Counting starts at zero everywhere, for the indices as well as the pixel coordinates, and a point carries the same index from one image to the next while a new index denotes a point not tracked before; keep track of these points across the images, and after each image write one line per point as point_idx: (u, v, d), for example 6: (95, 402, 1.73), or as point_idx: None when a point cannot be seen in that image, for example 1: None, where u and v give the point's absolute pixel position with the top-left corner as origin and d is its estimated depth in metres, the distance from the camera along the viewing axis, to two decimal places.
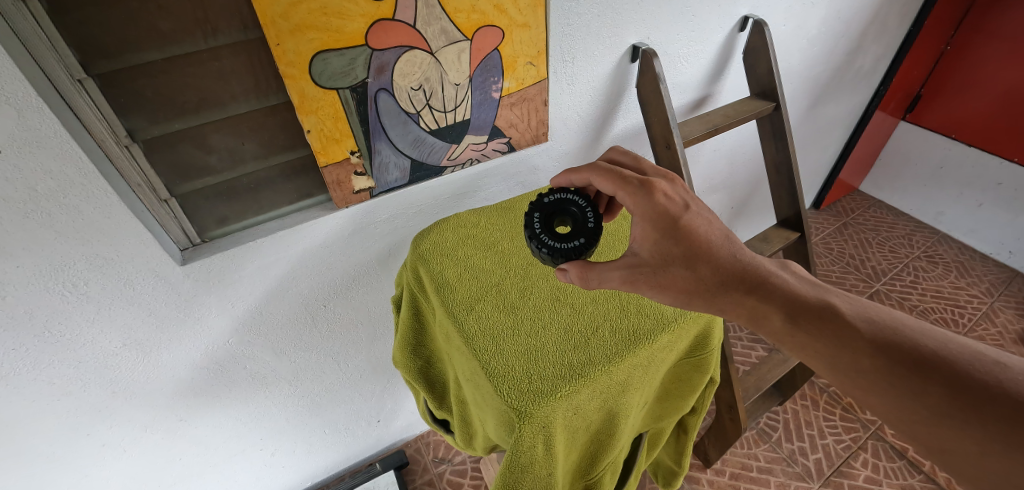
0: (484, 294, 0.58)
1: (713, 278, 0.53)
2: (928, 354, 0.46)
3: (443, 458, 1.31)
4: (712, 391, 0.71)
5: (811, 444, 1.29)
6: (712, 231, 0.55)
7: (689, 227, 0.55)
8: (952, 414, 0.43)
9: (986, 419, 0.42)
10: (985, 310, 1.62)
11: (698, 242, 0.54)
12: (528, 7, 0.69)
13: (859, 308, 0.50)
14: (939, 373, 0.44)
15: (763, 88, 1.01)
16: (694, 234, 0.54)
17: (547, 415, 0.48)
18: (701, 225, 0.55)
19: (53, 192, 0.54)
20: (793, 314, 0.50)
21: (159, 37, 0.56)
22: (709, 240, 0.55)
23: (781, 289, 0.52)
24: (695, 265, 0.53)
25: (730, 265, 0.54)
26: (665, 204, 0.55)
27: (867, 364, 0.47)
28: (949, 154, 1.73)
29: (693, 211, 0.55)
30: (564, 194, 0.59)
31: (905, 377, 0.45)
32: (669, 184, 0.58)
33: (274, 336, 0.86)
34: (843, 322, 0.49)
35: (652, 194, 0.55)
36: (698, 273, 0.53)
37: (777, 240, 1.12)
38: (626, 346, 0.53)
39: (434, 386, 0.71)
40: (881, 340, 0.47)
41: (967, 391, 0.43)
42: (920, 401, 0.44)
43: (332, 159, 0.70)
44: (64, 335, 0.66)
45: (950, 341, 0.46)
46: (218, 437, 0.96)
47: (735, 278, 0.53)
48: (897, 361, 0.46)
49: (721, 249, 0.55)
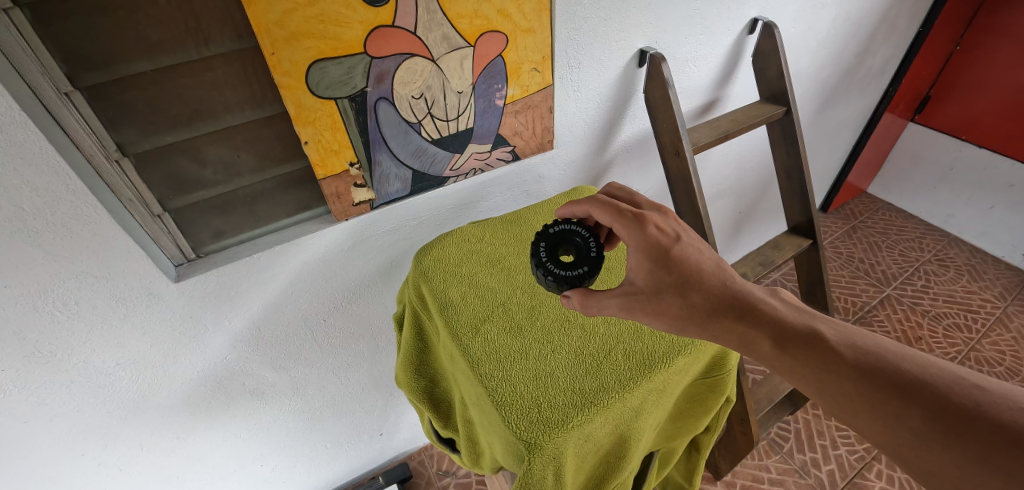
0: (490, 315, 0.56)
1: (705, 304, 0.50)
2: (908, 378, 0.43)
3: (447, 471, 1.28)
4: (727, 410, 0.68)
5: (824, 454, 1.26)
6: (705, 260, 0.53)
7: (682, 257, 0.52)
8: (934, 438, 0.41)
9: (966, 442, 0.40)
10: (999, 315, 1.59)
11: (690, 270, 0.52)
12: (532, 12, 0.67)
13: (845, 336, 0.47)
14: (920, 396, 0.42)
15: (774, 92, 0.99)
16: (687, 264, 0.52)
17: (558, 447, 0.45)
18: (694, 254, 0.53)
19: (39, 210, 0.52)
20: (781, 339, 0.48)
21: (148, 47, 0.53)
22: (700, 268, 0.52)
23: (770, 315, 0.49)
24: (687, 293, 0.51)
25: (722, 291, 0.51)
26: (655, 237, 0.53)
27: (851, 388, 0.44)
28: (960, 155, 1.69)
29: (686, 242, 0.53)
30: (569, 225, 0.57)
31: (886, 400, 0.43)
32: (661, 215, 0.56)
33: (273, 352, 0.83)
34: (827, 348, 0.46)
35: (643, 226, 0.53)
36: (690, 301, 0.50)
37: (789, 248, 1.09)
38: (641, 370, 0.50)
39: (439, 405, 0.69)
40: (864, 365, 0.45)
41: (946, 414, 0.41)
42: (902, 424, 0.42)
43: (330, 171, 0.67)
44: (55, 355, 0.64)
45: (930, 365, 0.44)
46: (218, 454, 0.94)
47: (726, 304, 0.50)
48: (880, 386, 0.44)
49: (712, 276, 0.52)
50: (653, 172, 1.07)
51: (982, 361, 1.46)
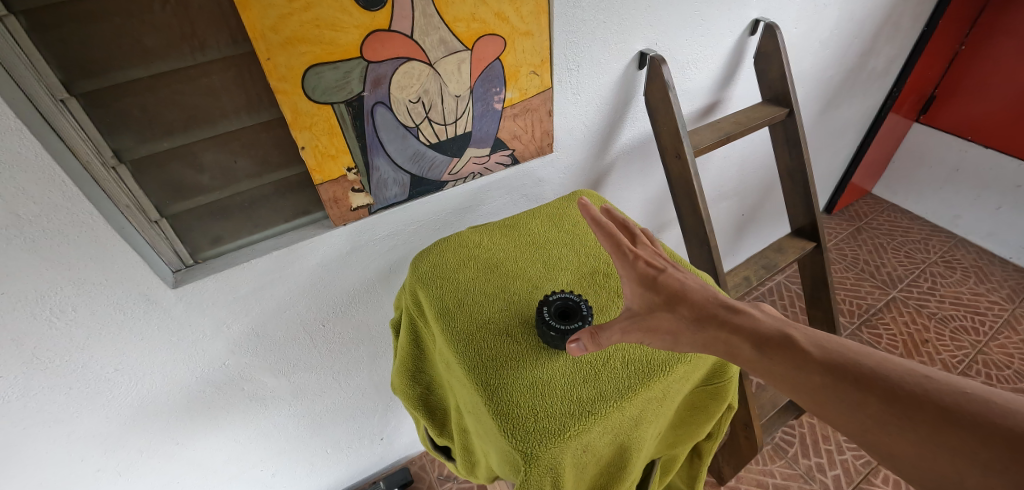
0: (487, 322, 0.55)
1: (693, 316, 0.50)
2: (865, 369, 0.43)
3: (448, 476, 1.27)
4: (729, 417, 0.67)
5: (829, 459, 1.24)
6: (690, 284, 0.52)
7: (669, 283, 0.52)
8: (891, 423, 0.40)
9: (918, 424, 0.39)
10: (1007, 318, 1.56)
11: (679, 292, 0.51)
12: (530, 15, 0.66)
13: (812, 336, 0.47)
14: (876, 384, 0.42)
15: (776, 93, 0.98)
16: (676, 287, 0.51)
17: (556, 457, 0.45)
18: (682, 280, 0.52)
19: (36, 217, 0.52)
20: (761, 343, 0.47)
21: (144, 53, 0.53)
22: (687, 287, 0.52)
23: (747, 321, 0.48)
24: (676, 307, 0.50)
25: (709, 305, 0.50)
26: (643, 268, 0.52)
27: (815, 381, 0.44)
28: (966, 156, 1.68)
29: (672, 272, 0.53)
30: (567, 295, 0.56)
31: (845, 390, 0.43)
32: (650, 251, 0.56)
33: (272, 357, 0.83)
34: (796, 347, 0.46)
35: (632, 257, 0.53)
36: (680, 314, 0.50)
37: (792, 251, 1.07)
38: (640, 379, 0.49)
39: (434, 413, 0.68)
40: (828, 359, 0.44)
41: (899, 401, 0.41)
42: (862, 411, 0.41)
43: (327, 176, 0.67)
44: (52, 362, 0.64)
45: (882, 357, 0.44)
46: (218, 459, 0.93)
47: (710, 312, 0.49)
48: (842, 377, 0.43)
49: (700, 294, 0.51)
50: (654, 175, 1.06)
51: (990, 364, 1.44)
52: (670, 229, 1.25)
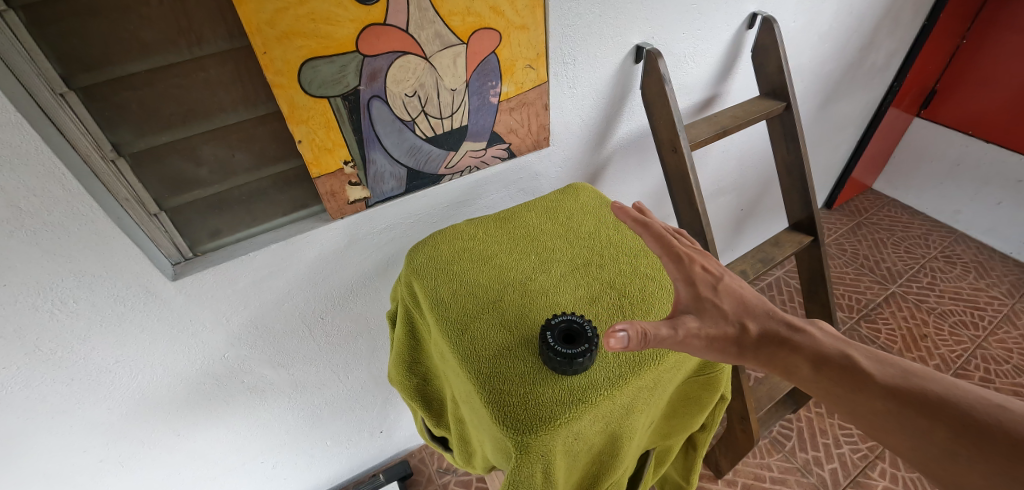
0: (481, 312, 0.56)
1: (756, 333, 0.54)
2: (933, 397, 0.48)
3: (447, 469, 1.28)
4: (722, 407, 0.68)
5: (827, 453, 1.25)
6: (748, 296, 0.56)
7: (727, 291, 0.55)
8: (959, 451, 0.45)
9: (989, 454, 0.44)
10: (1007, 313, 1.56)
11: (739, 304, 0.55)
12: (525, 8, 0.67)
13: (877, 361, 0.52)
14: (944, 413, 0.46)
15: (773, 87, 0.97)
16: (733, 296, 0.55)
17: (546, 444, 0.46)
18: (741, 291, 0.56)
19: (36, 209, 0.52)
20: (819, 363, 0.52)
21: (141, 47, 0.54)
22: (744, 296, 0.56)
23: (808, 344, 0.53)
24: (739, 320, 0.54)
25: (770, 321, 0.55)
26: (701, 275, 0.55)
27: (881, 405, 0.49)
28: (967, 150, 1.67)
29: (728, 281, 0.56)
30: (566, 315, 0.53)
31: (912, 415, 0.47)
32: (700, 252, 0.58)
33: (272, 350, 0.84)
34: (859, 371, 0.51)
35: (686, 261, 0.55)
36: (744, 329, 0.54)
37: (790, 244, 1.08)
38: (630, 367, 0.50)
39: (431, 404, 0.69)
40: (892, 385, 0.49)
41: (967, 430, 0.45)
42: (929, 438, 0.46)
43: (324, 170, 0.67)
44: (55, 353, 0.65)
45: (952, 386, 0.48)
46: (219, 451, 0.95)
47: (771, 331, 0.54)
48: (906, 403, 0.48)
49: (759, 309, 0.56)
50: (652, 169, 1.07)
51: (988, 360, 1.44)
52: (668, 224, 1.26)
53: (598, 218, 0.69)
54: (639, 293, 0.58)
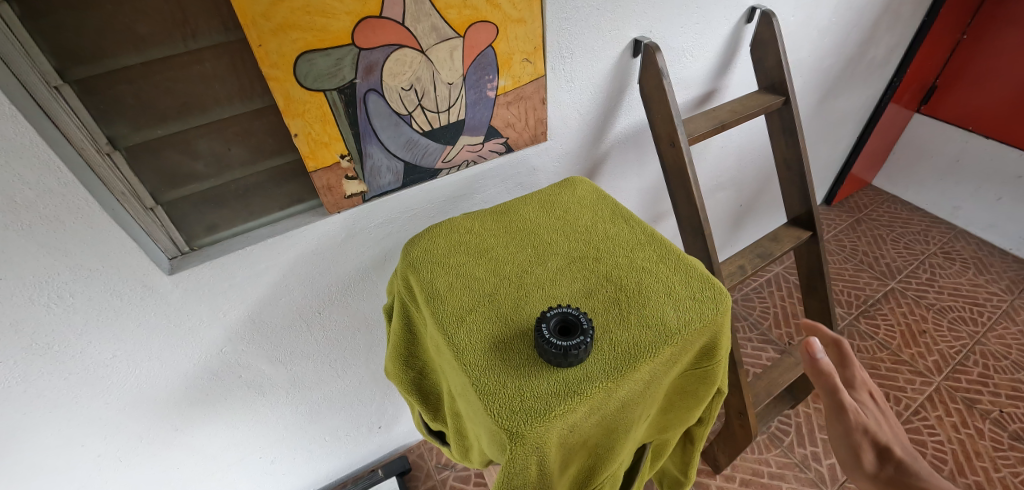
0: (476, 305, 0.55)
1: (892, 473, 0.59)
2: None
3: (446, 464, 1.28)
4: (719, 401, 0.68)
5: (825, 448, 1.25)
6: (894, 440, 0.62)
7: (879, 428, 0.63)
8: None
9: None
10: (1006, 308, 1.56)
11: (886, 442, 0.62)
12: (522, 1, 0.67)
13: None
14: None
15: (772, 82, 0.97)
16: (883, 436, 0.62)
17: (541, 436, 0.45)
18: (886, 432, 0.63)
19: (31, 202, 0.52)
20: None
21: (136, 40, 0.53)
22: (893, 440, 0.62)
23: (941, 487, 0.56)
24: (885, 460, 0.60)
25: (914, 462, 0.59)
26: (858, 399, 0.66)
27: None
28: (967, 146, 1.67)
29: (885, 418, 0.65)
30: (562, 307, 0.53)
31: None
32: (876, 398, 0.68)
33: (270, 345, 0.84)
34: None
35: (853, 387, 0.67)
36: (885, 467, 0.60)
37: (789, 240, 1.07)
38: (626, 360, 0.50)
39: (428, 398, 0.70)
40: None
41: None
42: None
43: (321, 163, 0.67)
44: (52, 347, 0.65)
45: None
46: (218, 446, 0.95)
47: (903, 471, 0.59)
48: None
49: (898, 449, 0.62)
50: (650, 164, 1.07)
51: (987, 355, 1.43)
52: (666, 219, 1.26)
53: (595, 212, 0.68)
54: (634, 286, 0.58)
